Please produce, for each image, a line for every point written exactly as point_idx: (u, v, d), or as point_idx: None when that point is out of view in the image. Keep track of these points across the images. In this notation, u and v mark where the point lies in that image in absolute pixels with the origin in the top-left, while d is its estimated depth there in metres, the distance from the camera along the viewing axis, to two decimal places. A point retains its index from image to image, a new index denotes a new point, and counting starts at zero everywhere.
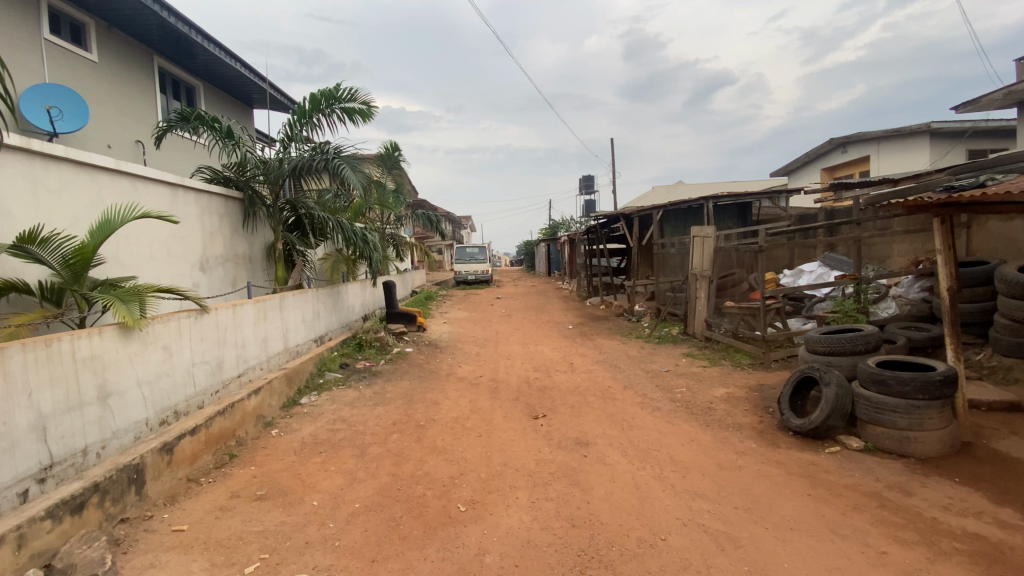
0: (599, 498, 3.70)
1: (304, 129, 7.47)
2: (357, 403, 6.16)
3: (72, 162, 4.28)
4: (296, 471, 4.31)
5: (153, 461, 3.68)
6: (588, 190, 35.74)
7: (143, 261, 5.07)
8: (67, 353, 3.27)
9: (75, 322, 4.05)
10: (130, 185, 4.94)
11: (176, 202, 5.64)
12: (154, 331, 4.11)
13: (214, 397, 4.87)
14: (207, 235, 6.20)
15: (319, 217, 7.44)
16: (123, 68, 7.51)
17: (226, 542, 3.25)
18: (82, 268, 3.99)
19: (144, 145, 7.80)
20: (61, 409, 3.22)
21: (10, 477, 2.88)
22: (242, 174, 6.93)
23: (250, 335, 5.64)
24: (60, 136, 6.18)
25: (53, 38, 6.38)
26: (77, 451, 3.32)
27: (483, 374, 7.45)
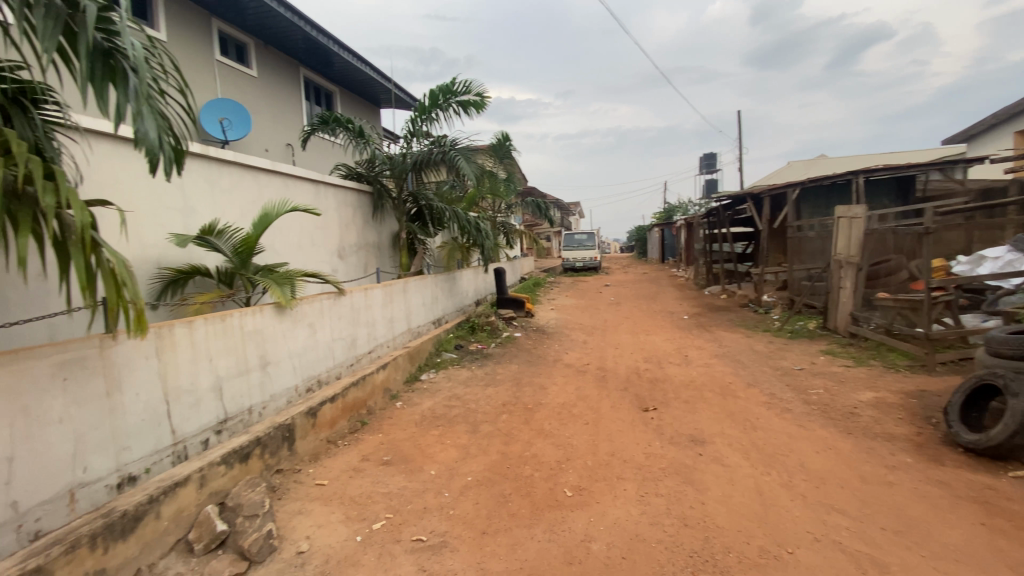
0: (715, 500, 3.46)
1: (424, 125, 7.90)
2: (470, 381, 6.49)
3: (240, 165, 5.02)
4: (417, 441, 4.68)
5: (301, 422, 4.23)
6: (709, 170, 33.29)
7: (293, 250, 5.82)
8: (237, 327, 3.90)
9: (242, 301, 4.76)
10: (282, 183, 5.67)
11: (319, 196, 6.37)
12: (302, 310, 4.70)
13: (349, 370, 5.46)
14: (344, 225, 6.92)
15: (438, 207, 8.03)
16: (276, 80, 8.58)
17: (358, 498, 3.65)
18: (248, 256, 4.67)
19: (294, 147, 8.86)
20: (233, 373, 3.84)
21: (197, 427, 3.51)
22: (372, 170, 7.60)
23: (379, 316, 6.21)
24: (230, 143, 7.24)
25: (222, 58, 7.47)
26: (245, 409, 3.95)
27: (591, 362, 7.37)
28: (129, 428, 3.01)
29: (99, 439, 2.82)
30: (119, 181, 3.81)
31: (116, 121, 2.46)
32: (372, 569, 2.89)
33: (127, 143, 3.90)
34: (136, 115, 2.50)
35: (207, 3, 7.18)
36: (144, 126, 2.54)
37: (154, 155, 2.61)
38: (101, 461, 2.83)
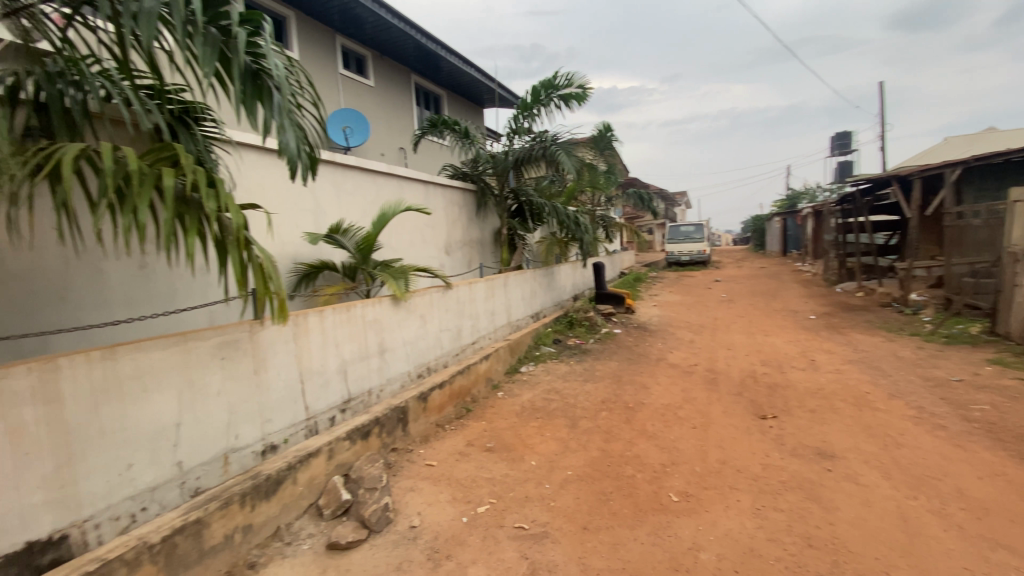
0: (847, 522, 3.10)
1: (526, 121, 8.00)
2: (569, 376, 6.49)
3: (361, 170, 5.49)
4: (518, 432, 4.79)
5: (413, 406, 4.55)
6: (841, 152, 29.57)
7: (406, 246, 6.24)
8: (360, 316, 4.29)
9: (363, 293, 5.20)
10: (397, 184, 6.11)
11: (428, 196, 6.75)
12: (414, 302, 5.03)
13: (455, 359, 5.75)
14: (450, 222, 7.27)
15: (537, 202, 8.10)
16: (390, 88, 9.23)
17: (464, 481, 3.84)
18: (368, 252, 5.09)
19: (405, 150, 9.47)
20: (356, 358, 4.24)
21: (325, 405, 3.92)
22: (476, 169, 7.90)
23: (482, 309, 6.45)
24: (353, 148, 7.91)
25: (345, 72, 8.18)
26: (366, 391, 4.34)
27: (698, 363, 6.96)
28: (271, 403, 3.45)
29: (248, 410, 3.27)
30: (264, 187, 4.36)
31: (263, 134, 2.81)
32: (477, 551, 3.02)
33: (271, 152, 4.44)
34: (280, 128, 2.84)
35: (333, 22, 7.91)
36: (286, 137, 2.87)
37: (293, 162, 2.96)
38: (249, 430, 3.28)
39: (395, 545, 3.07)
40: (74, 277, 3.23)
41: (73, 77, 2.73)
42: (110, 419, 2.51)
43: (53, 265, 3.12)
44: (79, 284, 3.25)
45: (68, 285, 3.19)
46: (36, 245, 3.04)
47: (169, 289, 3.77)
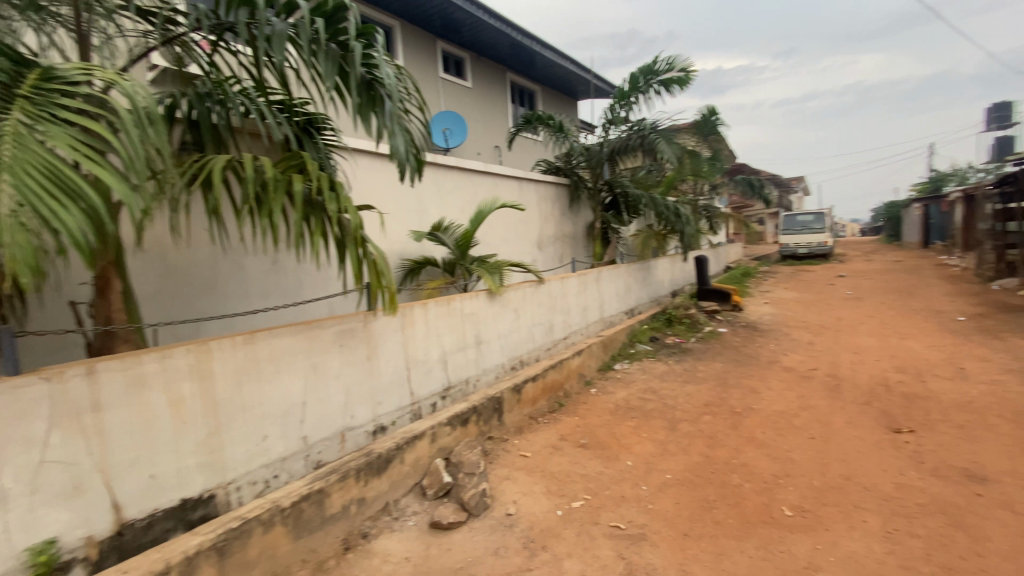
0: (1009, 560, 2.64)
1: (623, 111, 7.78)
2: (667, 376, 6.23)
3: (460, 169, 5.72)
4: (613, 430, 4.70)
5: (508, 398, 4.65)
6: (1004, 124, 24.95)
7: (501, 241, 6.38)
8: (459, 310, 4.48)
9: (461, 287, 5.41)
10: (493, 182, 6.27)
11: (522, 192, 6.85)
12: (508, 297, 5.13)
13: (548, 354, 5.80)
14: (543, 217, 7.31)
15: (633, 193, 7.85)
16: (486, 88, 9.46)
17: (559, 475, 3.86)
18: (466, 248, 5.27)
19: (500, 148, 9.66)
20: (455, 349, 4.43)
21: (428, 392, 4.16)
22: (570, 162, 7.87)
23: (574, 304, 6.41)
24: (451, 149, 8.23)
25: (445, 75, 8.54)
26: (464, 380, 4.53)
27: (816, 367, 6.31)
28: (381, 387, 3.73)
29: (361, 393, 3.57)
30: (375, 188, 4.70)
31: (376, 140, 3.03)
32: (572, 545, 3.03)
33: (381, 155, 4.78)
34: (390, 134, 3.04)
35: (434, 28, 8.28)
36: (396, 142, 3.07)
37: (402, 165, 3.16)
38: (362, 412, 3.58)
39: (493, 530, 3.17)
40: (222, 271, 3.73)
41: (220, 97, 3.13)
42: (250, 395, 2.88)
43: (206, 260, 3.63)
44: (225, 277, 3.75)
45: (217, 278, 3.70)
46: (194, 244, 3.56)
47: (295, 282, 4.23)
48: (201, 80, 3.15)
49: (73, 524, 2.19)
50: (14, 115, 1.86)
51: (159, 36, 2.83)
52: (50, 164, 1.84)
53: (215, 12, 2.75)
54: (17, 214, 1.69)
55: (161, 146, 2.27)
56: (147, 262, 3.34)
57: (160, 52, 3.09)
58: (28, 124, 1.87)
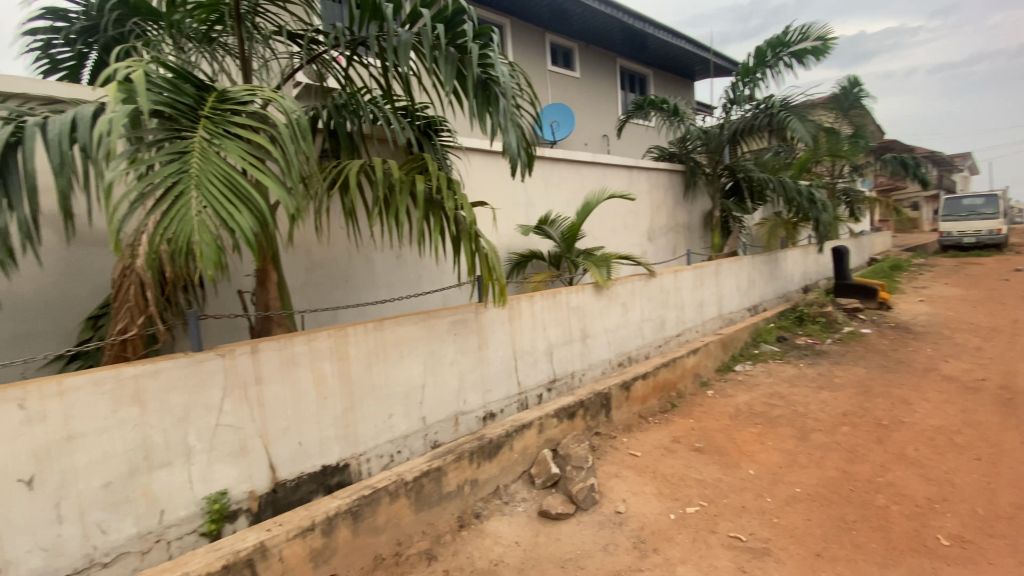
0: None
1: (747, 89, 7.14)
2: (797, 380, 5.64)
3: (568, 161, 5.69)
4: (732, 435, 4.38)
5: (617, 394, 4.54)
6: None
7: (609, 234, 6.24)
8: (566, 302, 4.48)
9: (567, 281, 5.36)
10: (602, 172, 6.15)
11: (633, 181, 6.63)
12: (616, 291, 5.01)
13: (659, 350, 5.58)
14: (655, 208, 6.99)
15: (759, 177, 7.20)
16: (595, 76, 9.27)
17: (671, 478, 3.69)
18: (572, 241, 5.22)
19: (609, 137, 9.43)
20: (562, 342, 4.45)
21: (535, 382, 4.23)
22: (685, 147, 7.46)
23: (689, 299, 6.06)
24: (559, 141, 8.18)
25: (553, 67, 8.52)
26: (570, 373, 4.54)
27: (993, 378, 5.28)
28: (492, 375, 3.87)
29: (473, 380, 3.74)
30: (487, 183, 4.87)
31: (490, 137, 3.12)
32: (686, 551, 2.89)
33: (492, 152, 4.92)
34: (504, 130, 3.12)
35: (542, 21, 8.30)
36: (509, 138, 3.14)
37: (514, 160, 3.22)
38: (473, 398, 3.75)
39: (601, 526, 3.13)
40: (354, 264, 4.13)
41: (352, 107, 3.45)
42: (378, 377, 3.16)
43: (341, 255, 4.05)
44: (357, 270, 4.15)
45: (350, 270, 4.11)
46: (332, 241, 3.98)
47: (415, 275, 4.55)
48: (337, 93, 3.49)
49: (240, 479, 2.59)
50: (200, 134, 2.23)
51: (305, 56, 3.18)
52: (225, 173, 2.17)
53: (350, 29, 3.03)
54: (202, 215, 2.04)
55: (308, 154, 2.57)
56: (296, 257, 3.81)
57: (305, 70, 3.48)
58: (210, 140, 2.22)
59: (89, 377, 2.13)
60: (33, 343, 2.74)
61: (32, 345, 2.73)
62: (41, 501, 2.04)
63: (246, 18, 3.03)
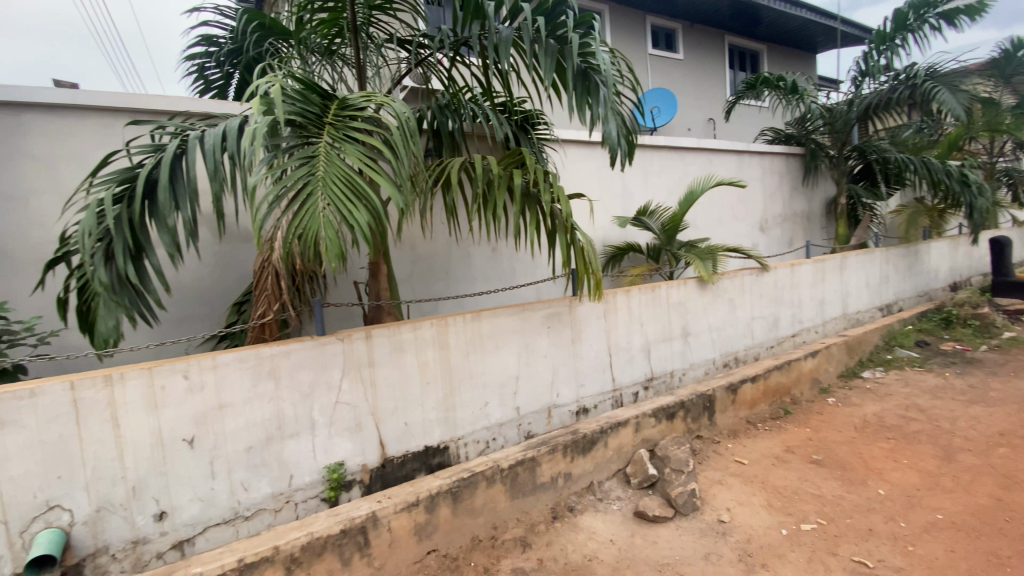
0: None
1: (883, 58, 6.26)
2: (942, 392, 4.88)
3: (669, 148, 5.43)
4: (857, 450, 3.91)
5: (722, 396, 4.26)
6: None
7: (715, 224, 5.85)
8: (665, 297, 4.29)
9: (667, 275, 5.12)
10: (707, 159, 5.78)
11: (743, 167, 6.14)
12: (723, 286, 4.69)
13: (770, 352, 5.15)
14: (768, 195, 6.42)
15: (896, 159, 6.33)
16: (700, 57, 8.71)
17: (783, 491, 3.39)
18: (674, 233, 4.89)
19: (715, 121, 8.83)
20: (661, 338, 4.28)
21: (631, 380, 4.11)
22: (805, 128, 6.71)
23: (807, 296, 5.50)
24: (660, 127, 7.81)
25: (654, 51, 8.15)
26: (669, 372, 4.35)
27: None
28: (586, 370, 3.83)
29: (567, 374, 3.73)
30: (584, 175, 4.80)
31: (589, 128, 3.06)
32: (800, 571, 2.65)
33: (590, 144, 4.84)
34: (604, 119, 3.04)
35: (644, 3, 7.95)
36: (609, 127, 3.05)
37: (615, 151, 3.13)
38: (567, 391, 3.74)
39: (702, 534, 2.98)
40: (454, 258, 4.31)
41: (455, 106, 3.58)
42: (476, 366, 3.28)
43: (442, 249, 4.24)
44: (457, 263, 4.33)
45: (450, 264, 4.30)
46: (434, 236, 4.19)
47: (510, 269, 4.63)
48: (440, 93, 3.64)
49: (354, 453, 2.84)
50: (324, 139, 2.46)
51: (412, 60, 3.36)
52: (346, 174, 2.38)
53: (454, 31, 3.14)
54: (327, 211, 2.26)
55: (415, 153, 2.72)
56: (402, 251, 4.06)
57: (412, 74, 3.67)
58: (333, 144, 2.44)
59: (237, 355, 2.46)
60: (193, 324, 3.22)
61: (191, 325, 3.21)
62: (199, 457, 2.40)
63: (361, 29, 3.26)
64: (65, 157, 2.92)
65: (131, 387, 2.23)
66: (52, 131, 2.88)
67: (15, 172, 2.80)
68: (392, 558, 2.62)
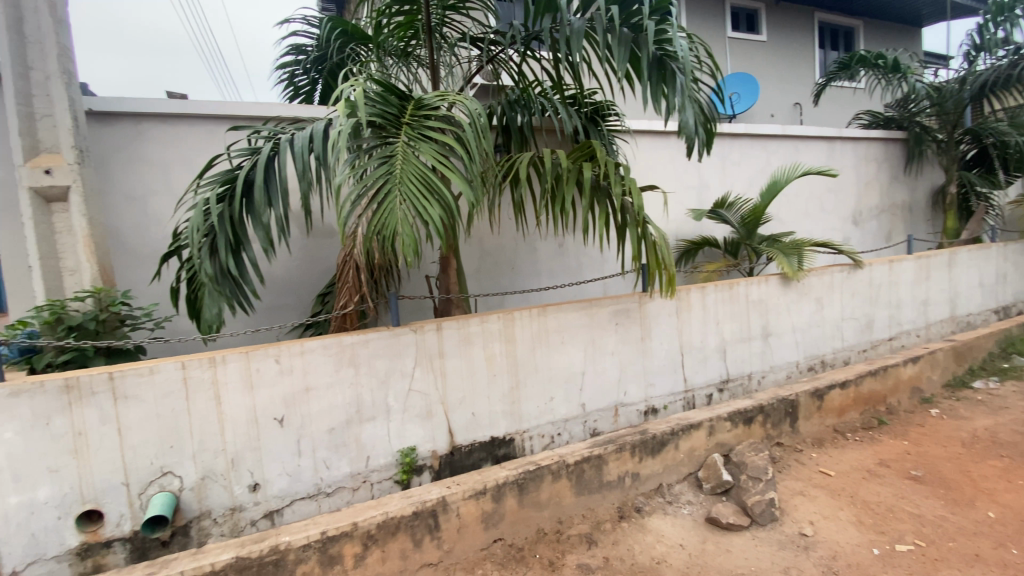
0: None
1: (1001, 30, 5.53)
2: None
3: (750, 137, 5.13)
4: (966, 468, 3.52)
5: (806, 402, 3.96)
6: None
7: (800, 217, 5.45)
8: (744, 295, 4.06)
9: (746, 271, 4.83)
10: (793, 147, 5.39)
11: (834, 155, 5.67)
12: (809, 283, 4.37)
13: (862, 356, 4.75)
14: (863, 185, 5.88)
15: (1018, 143, 5.57)
16: (787, 37, 8.11)
17: (876, 507, 3.12)
18: (755, 226, 4.58)
19: (802, 105, 8.22)
20: (738, 338, 4.06)
21: (704, 381, 3.94)
22: (907, 110, 6.09)
23: (908, 296, 5.00)
24: (740, 115, 7.38)
25: (733, 34, 7.69)
26: (746, 374, 4.13)
27: None
28: (656, 369, 3.72)
29: (635, 373, 3.64)
30: (656, 167, 4.64)
31: (665, 118, 2.95)
32: None
33: (663, 134, 4.67)
34: (681, 108, 2.92)
35: None
36: (686, 116, 2.93)
37: (691, 140, 3.00)
38: (635, 390, 3.65)
39: (781, 546, 2.80)
40: (520, 252, 4.33)
41: (525, 101, 3.59)
42: (542, 361, 3.29)
43: (509, 244, 4.28)
44: (523, 258, 4.35)
45: (517, 258, 4.32)
46: (501, 231, 4.24)
47: (576, 264, 4.59)
48: (510, 88, 3.66)
49: (425, 440, 2.95)
50: (402, 139, 2.55)
51: (484, 58, 3.41)
52: (421, 173, 2.46)
53: (525, 25, 3.14)
54: (404, 208, 2.35)
55: (487, 150, 2.76)
56: (471, 246, 4.15)
57: (482, 71, 3.72)
58: (409, 144, 2.54)
59: (321, 343, 2.63)
60: (282, 313, 3.49)
61: (281, 314, 3.48)
62: (288, 436, 2.59)
63: (435, 30, 3.34)
64: (177, 161, 3.25)
65: (231, 368, 2.44)
66: (166, 137, 3.21)
67: (137, 175, 3.16)
68: (460, 543, 2.70)
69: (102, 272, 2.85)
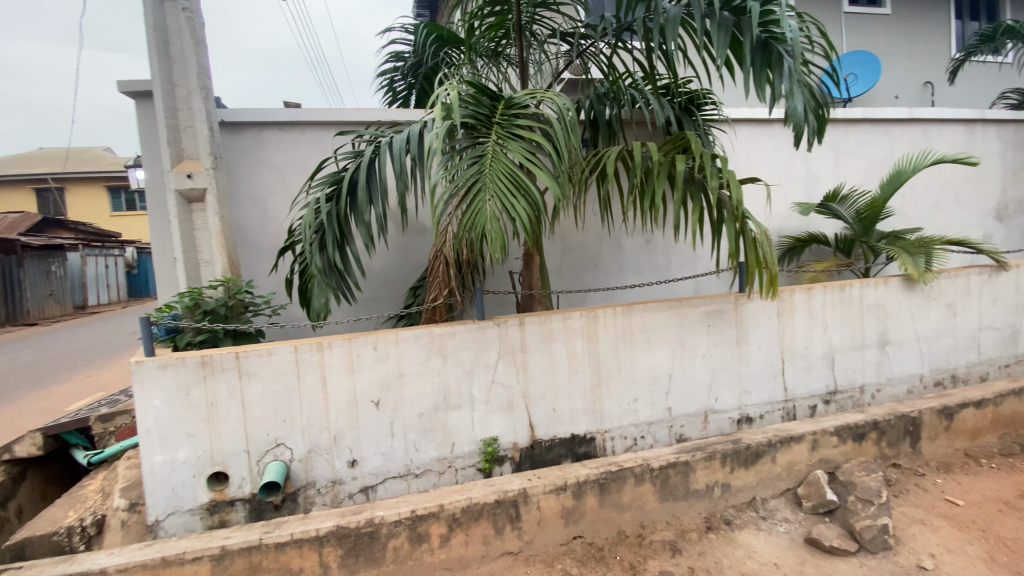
0: None
1: None
2: None
3: (869, 122, 4.61)
4: None
5: (931, 420, 3.51)
6: None
7: (929, 212, 4.82)
8: (858, 298, 3.67)
9: (861, 270, 4.41)
10: (922, 131, 4.77)
11: (974, 140, 4.94)
12: (939, 286, 3.86)
13: (1003, 372, 4.12)
14: (1011, 174, 5.07)
15: None
16: (917, 8, 7.18)
17: (1016, 546, 2.70)
18: (872, 222, 4.13)
19: (933, 85, 7.25)
20: (848, 346, 3.69)
21: (806, 391, 3.64)
22: None
23: None
24: (856, 98, 6.66)
25: (851, 8, 6.95)
26: (856, 386, 3.75)
27: None
28: (752, 375, 3.50)
29: (728, 378, 3.44)
30: (757, 159, 4.34)
31: (769, 106, 2.75)
32: None
33: (766, 123, 4.34)
34: (789, 94, 2.70)
35: None
36: (794, 102, 2.70)
37: (800, 128, 2.75)
38: (728, 396, 3.46)
39: None
40: (604, 249, 4.26)
41: (614, 94, 3.51)
42: (626, 361, 3.21)
43: (593, 240, 4.23)
44: (607, 254, 4.27)
45: (600, 255, 4.26)
46: (586, 227, 4.20)
47: (665, 261, 4.42)
48: (599, 81, 3.60)
49: (507, 431, 3.02)
50: (492, 138, 2.62)
51: (574, 53, 3.38)
52: (510, 171, 2.50)
53: (617, 17, 3.08)
54: (494, 206, 2.41)
55: (575, 146, 2.74)
56: (554, 243, 4.16)
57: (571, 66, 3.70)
58: (499, 143, 2.59)
59: (414, 333, 2.78)
60: (378, 304, 3.73)
61: (377, 305, 3.73)
62: (382, 418, 2.78)
63: (526, 28, 3.38)
64: (291, 164, 3.58)
65: (335, 353, 2.66)
66: (284, 143, 3.56)
67: (259, 177, 3.53)
68: (540, 535, 2.73)
69: (230, 264, 3.23)
